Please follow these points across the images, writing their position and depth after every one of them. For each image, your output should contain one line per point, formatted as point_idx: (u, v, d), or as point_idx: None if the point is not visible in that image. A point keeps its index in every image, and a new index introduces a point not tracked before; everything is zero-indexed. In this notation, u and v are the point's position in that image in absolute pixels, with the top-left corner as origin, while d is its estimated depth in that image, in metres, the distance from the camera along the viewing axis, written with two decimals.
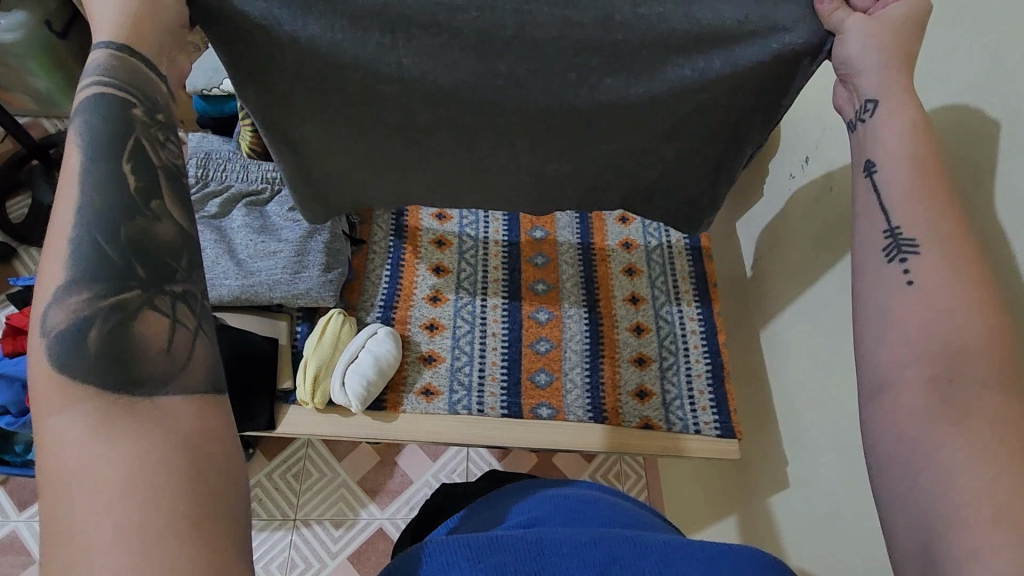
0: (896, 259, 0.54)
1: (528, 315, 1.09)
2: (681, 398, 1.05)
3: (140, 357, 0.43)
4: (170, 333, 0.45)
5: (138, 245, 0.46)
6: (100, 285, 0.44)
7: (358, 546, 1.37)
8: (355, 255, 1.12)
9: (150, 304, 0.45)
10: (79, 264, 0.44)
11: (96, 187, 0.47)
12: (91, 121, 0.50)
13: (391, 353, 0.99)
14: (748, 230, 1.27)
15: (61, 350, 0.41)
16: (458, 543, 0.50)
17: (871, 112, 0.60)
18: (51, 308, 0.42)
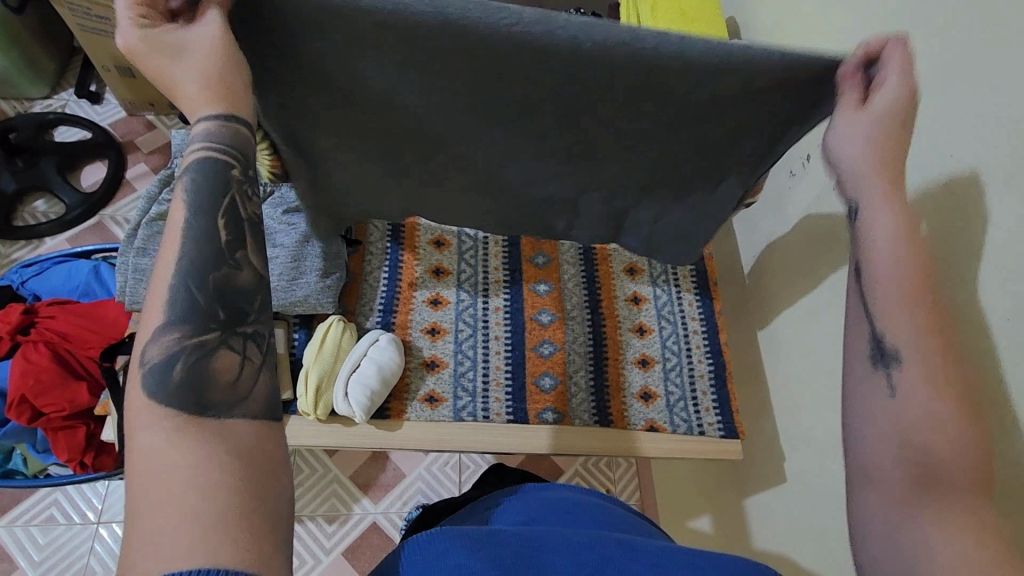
0: (880, 371, 0.54)
1: (531, 317, 1.08)
2: (684, 399, 1.05)
3: (213, 387, 0.43)
4: (240, 367, 0.46)
5: (220, 295, 0.47)
6: (188, 325, 0.45)
7: (352, 541, 1.36)
8: (351, 256, 1.09)
9: (228, 343, 0.46)
10: (173, 307, 0.45)
11: (190, 249, 0.47)
12: (195, 180, 0.50)
13: (394, 360, 0.97)
14: (744, 225, 1.26)
15: (152, 383, 0.42)
16: (460, 532, 0.49)
17: (855, 217, 0.59)
18: (149, 343, 0.44)
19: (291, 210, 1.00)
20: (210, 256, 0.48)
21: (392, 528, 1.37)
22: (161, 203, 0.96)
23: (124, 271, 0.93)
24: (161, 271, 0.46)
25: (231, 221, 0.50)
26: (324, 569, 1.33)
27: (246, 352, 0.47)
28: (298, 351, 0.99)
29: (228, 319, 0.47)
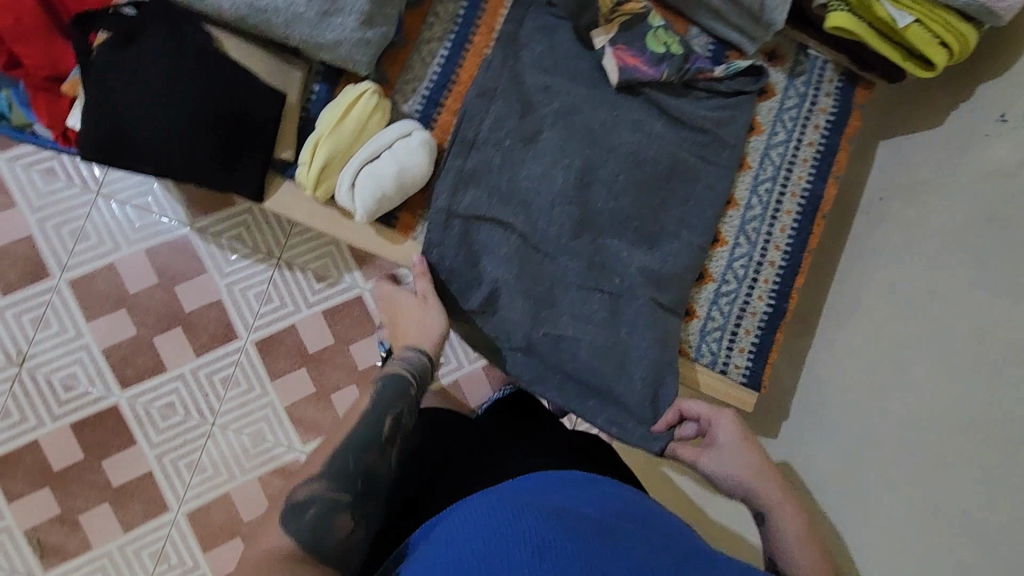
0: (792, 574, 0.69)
1: (587, 179, 0.86)
2: (722, 330, 0.91)
3: (325, 537, 0.64)
4: (343, 520, 0.66)
5: (355, 472, 0.70)
6: (337, 488, 0.68)
7: (334, 306, 1.40)
8: (411, 11, 0.86)
9: (352, 512, 0.67)
10: (331, 475, 0.69)
11: (361, 425, 0.72)
12: (388, 376, 0.77)
13: (420, 167, 0.78)
14: (895, 157, 1.04)
15: (291, 514, 0.66)
16: (469, 521, 0.58)
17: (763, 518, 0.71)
18: (301, 488, 0.68)
19: None
20: (372, 443, 0.72)
21: (375, 309, 1.40)
22: None
23: None
24: (322, 448, 0.72)
25: (393, 417, 0.74)
26: (301, 319, 1.39)
27: (358, 528, 0.67)
28: (313, 108, 0.82)
29: (371, 501, 0.70)
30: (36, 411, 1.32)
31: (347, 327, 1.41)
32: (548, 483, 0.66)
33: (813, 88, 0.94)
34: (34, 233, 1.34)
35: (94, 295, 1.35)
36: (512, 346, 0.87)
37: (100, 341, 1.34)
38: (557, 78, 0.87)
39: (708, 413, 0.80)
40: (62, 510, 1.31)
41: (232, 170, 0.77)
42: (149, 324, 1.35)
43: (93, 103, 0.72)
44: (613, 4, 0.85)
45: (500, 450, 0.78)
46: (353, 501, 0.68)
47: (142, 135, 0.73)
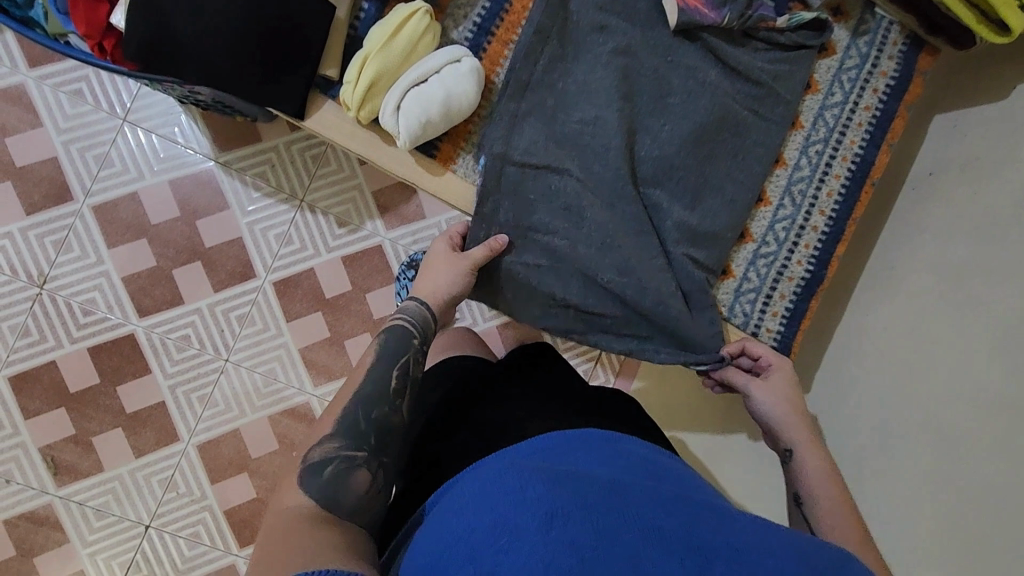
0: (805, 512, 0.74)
1: (633, 126, 0.84)
2: (758, 292, 0.90)
3: (345, 490, 0.65)
4: (362, 475, 0.67)
5: (371, 426, 0.70)
6: (350, 445, 0.68)
7: (354, 252, 1.39)
8: None
9: (368, 466, 0.68)
10: (344, 433, 0.69)
11: (369, 383, 0.72)
12: (394, 334, 0.77)
13: (468, 95, 0.76)
14: (950, 133, 1.00)
15: (309, 474, 0.65)
16: (482, 489, 0.57)
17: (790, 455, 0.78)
18: (316, 448, 0.68)
19: None
20: (379, 394, 0.72)
21: (395, 256, 1.39)
22: None
23: None
24: (332, 407, 0.72)
25: (400, 367, 0.75)
26: (321, 263, 1.38)
27: (378, 477, 0.68)
28: (360, 28, 0.79)
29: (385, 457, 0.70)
30: (55, 332, 1.33)
31: (366, 274, 1.40)
32: (567, 445, 0.65)
33: (875, 50, 0.90)
34: (60, 155, 1.33)
35: (116, 222, 1.34)
36: (564, 301, 0.84)
37: (121, 268, 1.34)
38: (614, 17, 0.83)
39: (767, 361, 0.85)
40: (77, 431, 1.33)
41: (275, 86, 0.75)
42: (169, 256, 1.35)
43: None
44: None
45: (502, 403, 0.77)
46: (368, 456, 0.69)
47: (190, 38, 0.70)
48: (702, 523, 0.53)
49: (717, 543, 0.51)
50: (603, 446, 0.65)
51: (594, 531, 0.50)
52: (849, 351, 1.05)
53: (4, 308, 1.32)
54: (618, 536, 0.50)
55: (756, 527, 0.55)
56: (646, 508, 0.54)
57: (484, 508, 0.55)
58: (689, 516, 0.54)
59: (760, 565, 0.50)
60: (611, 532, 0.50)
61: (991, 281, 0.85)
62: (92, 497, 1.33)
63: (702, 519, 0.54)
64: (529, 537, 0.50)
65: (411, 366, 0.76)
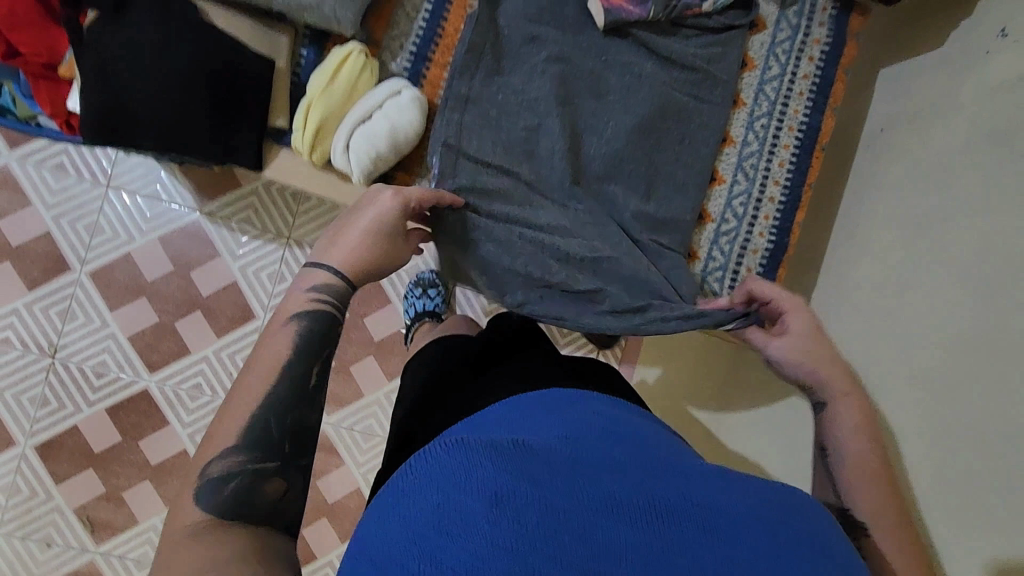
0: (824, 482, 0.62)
1: (580, 132, 0.87)
2: (725, 269, 0.92)
3: (257, 505, 0.53)
4: (277, 485, 0.55)
5: (287, 428, 0.57)
6: (255, 453, 0.55)
7: None
8: None
9: (282, 473, 0.56)
10: (248, 439, 0.55)
11: (281, 382, 0.58)
12: (310, 316, 0.63)
13: (412, 126, 0.79)
14: (895, 87, 1.02)
15: (207, 494, 0.52)
16: (423, 467, 0.47)
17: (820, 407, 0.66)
18: (214, 462, 0.54)
19: None
20: (297, 398, 0.59)
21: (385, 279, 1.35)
22: None
23: None
24: (234, 403, 0.57)
25: (321, 361, 0.62)
26: None
27: (296, 482, 0.56)
28: (303, 75, 0.82)
29: (304, 458, 0.58)
30: (73, 398, 1.38)
31: None
32: (524, 410, 0.56)
33: (805, 18, 0.92)
34: (52, 229, 1.38)
35: (116, 286, 1.39)
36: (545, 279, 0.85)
37: (127, 329, 1.39)
38: (544, 27, 0.86)
39: (777, 301, 0.74)
40: (107, 488, 1.38)
41: (229, 143, 0.78)
42: (170, 311, 1.40)
43: (87, 82, 0.72)
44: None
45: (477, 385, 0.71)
46: (281, 462, 0.56)
47: (139, 113, 0.74)
48: (654, 478, 0.46)
49: (671, 500, 0.44)
50: (556, 407, 0.56)
51: (545, 515, 0.42)
52: (829, 311, 1.06)
53: (22, 382, 1.38)
54: (567, 508, 0.42)
55: (714, 478, 0.48)
56: (594, 470, 0.46)
57: (425, 487, 0.45)
58: (640, 470, 0.47)
59: (718, 521, 0.43)
60: (560, 505, 0.43)
61: (948, 226, 0.86)
62: (130, 550, 1.38)
63: (654, 473, 0.47)
64: (470, 524, 0.41)
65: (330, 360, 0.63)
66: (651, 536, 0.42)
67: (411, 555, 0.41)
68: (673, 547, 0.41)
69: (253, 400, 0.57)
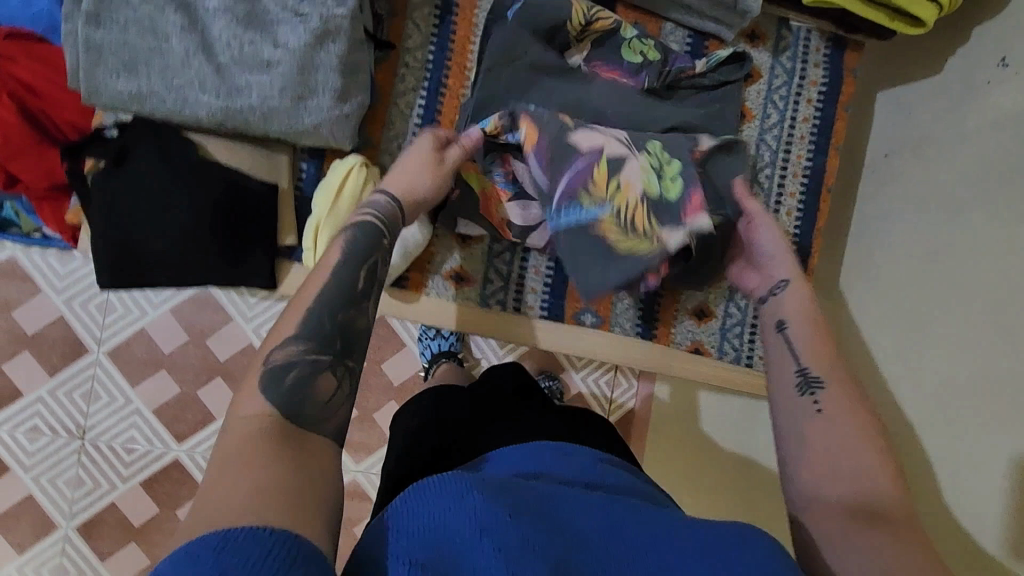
0: (807, 394, 0.60)
1: None
2: (743, 324, 0.91)
3: (310, 401, 0.51)
4: (333, 391, 0.53)
5: (341, 332, 0.57)
6: (312, 342, 0.55)
7: None
8: (379, 64, 0.82)
9: (334, 370, 0.54)
10: (303, 327, 0.55)
11: (333, 280, 0.59)
12: (353, 237, 0.63)
13: (420, 233, 0.80)
14: (893, 111, 1.01)
15: (268, 384, 0.51)
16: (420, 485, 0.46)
17: (782, 289, 0.72)
18: (276, 351, 0.53)
19: None
20: (349, 299, 0.58)
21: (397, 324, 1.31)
22: None
23: (74, 46, 0.68)
24: (300, 297, 0.57)
25: (367, 269, 0.61)
26: None
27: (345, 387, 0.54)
28: (306, 188, 0.81)
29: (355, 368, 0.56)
30: (104, 476, 1.34)
31: None
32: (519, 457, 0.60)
33: (801, 60, 0.91)
34: (64, 312, 1.34)
35: (134, 362, 1.35)
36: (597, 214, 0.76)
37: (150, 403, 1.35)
38: None
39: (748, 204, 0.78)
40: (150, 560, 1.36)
41: (242, 263, 0.78)
42: (191, 379, 1.36)
43: (99, 229, 0.73)
44: (582, 24, 0.81)
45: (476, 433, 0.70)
46: (333, 361, 0.55)
47: (151, 252, 0.74)
48: (632, 522, 0.48)
49: (649, 550, 0.45)
50: (550, 458, 0.60)
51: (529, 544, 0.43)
52: None
53: (51, 468, 1.33)
54: (546, 547, 0.43)
55: (691, 522, 0.49)
56: (576, 513, 0.47)
57: (424, 507, 0.44)
58: (619, 515, 0.48)
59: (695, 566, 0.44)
60: (539, 544, 0.43)
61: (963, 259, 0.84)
62: None
63: (631, 516, 0.48)
64: (464, 558, 0.42)
65: (376, 272, 0.62)
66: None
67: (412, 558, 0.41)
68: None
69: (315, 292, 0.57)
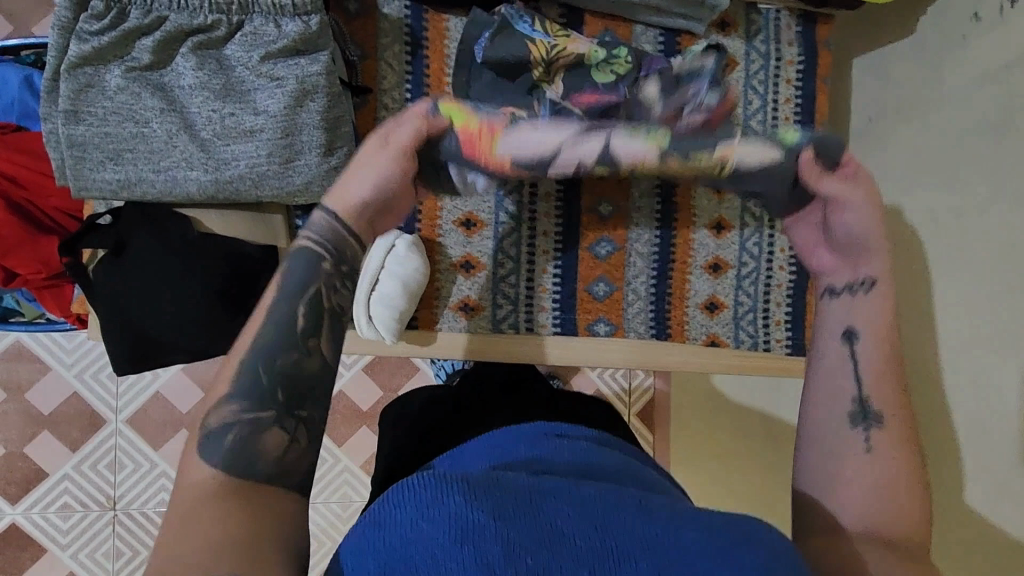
0: (861, 427, 0.56)
1: (588, 207, 0.86)
2: (755, 309, 0.91)
3: (258, 459, 0.47)
4: (286, 445, 0.48)
5: (284, 376, 0.50)
6: (249, 398, 0.48)
7: (372, 364, 1.39)
8: (360, 111, 0.82)
9: (281, 424, 0.48)
10: (236, 387, 0.49)
11: (268, 325, 0.51)
12: (290, 269, 0.54)
13: (419, 270, 0.80)
14: (872, 75, 1.00)
15: (209, 452, 0.47)
16: (401, 493, 0.47)
17: (863, 288, 0.61)
18: (212, 411, 0.48)
19: (271, 55, 0.69)
20: (286, 339, 0.51)
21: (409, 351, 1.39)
22: (84, 40, 0.65)
23: (56, 145, 0.68)
24: (236, 345, 0.50)
25: (307, 304, 0.53)
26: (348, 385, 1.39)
27: (298, 434, 0.49)
28: None
29: (306, 414, 0.50)
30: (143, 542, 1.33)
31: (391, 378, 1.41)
32: (517, 444, 0.59)
33: (773, 43, 0.90)
34: (79, 389, 1.32)
35: (154, 428, 1.33)
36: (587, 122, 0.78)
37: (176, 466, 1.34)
38: None
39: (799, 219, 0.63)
40: None
41: None
42: None
43: (106, 315, 0.73)
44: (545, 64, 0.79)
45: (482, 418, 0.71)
46: (278, 412, 0.49)
47: (157, 331, 0.74)
48: (620, 515, 0.45)
49: (629, 543, 0.43)
50: (542, 442, 0.58)
51: (505, 549, 0.42)
52: None
53: (89, 541, 1.32)
54: (528, 551, 0.42)
55: (688, 518, 0.46)
56: (559, 507, 0.45)
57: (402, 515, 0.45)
58: (607, 508, 0.45)
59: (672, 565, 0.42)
60: (520, 546, 0.42)
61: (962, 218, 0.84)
62: None
63: (617, 507, 0.46)
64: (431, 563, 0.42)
65: (322, 299, 0.53)
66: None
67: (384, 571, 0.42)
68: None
69: (248, 337, 0.50)
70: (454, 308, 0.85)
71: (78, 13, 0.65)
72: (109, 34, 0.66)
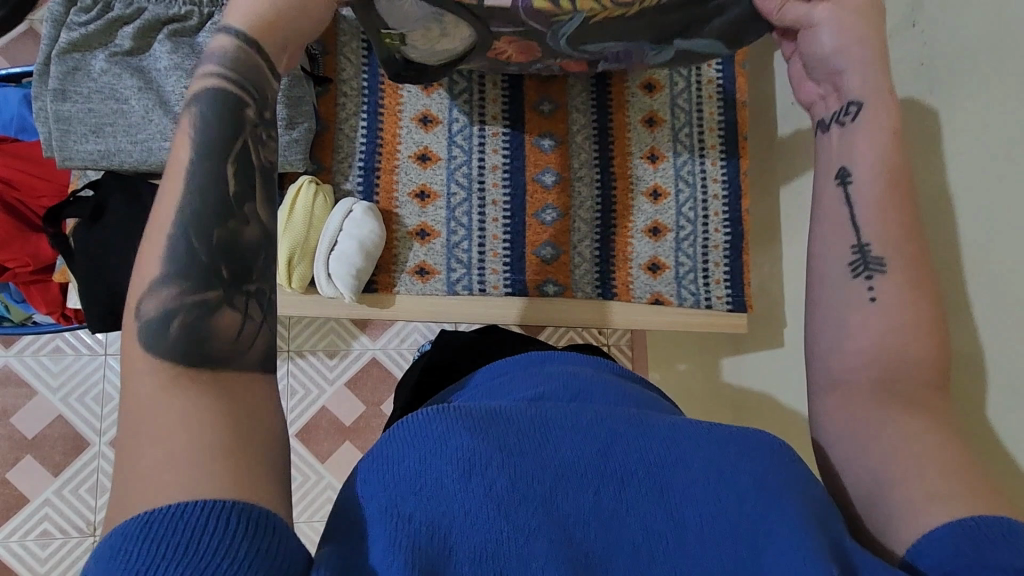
0: (862, 276, 0.57)
1: (532, 178, 0.95)
2: (695, 269, 0.97)
3: (212, 338, 0.43)
4: (242, 324, 0.45)
5: (225, 253, 0.46)
6: (186, 281, 0.44)
7: (354, 374, 1.43)
8: (320, 97, 0.91)
9: (232, 302, 0.45)
10: (171, 263, 0.44)
11: (191, 194, 0.45)
12: (203, 112, 0.47)
13: (374, 232, 0.87)
14: None
15: (149, 337, 0.43)
16: (405, 433, 0.44)
17: (851, 115, 0.62)
18: (145, 298, 0.43)
19: None
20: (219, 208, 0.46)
21: (389, 362, 1.43)
22: (74, 30, 0.76)
23: (46, 120, 0.76)
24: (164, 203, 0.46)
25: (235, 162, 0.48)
26: (329, 396, 1.42)
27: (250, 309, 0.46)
28: None
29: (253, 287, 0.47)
30: None
31: (372, 389, 1.44)
32: (508, 371, 0.59)
33: None
34: (62, 411, 1.34)
35: None
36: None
37: None
38: (462, 112, 0.93)
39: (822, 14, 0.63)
40: None
41: None
42: None
43: (85, 284, 0.81)
44: None
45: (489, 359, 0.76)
46: (223, 288, 0.45)
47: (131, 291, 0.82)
48: (627, 435, 0.45)
49: (633, 462, 0.44)
50: (529, 366, 0.59)
51: (516, 476, 0.42)
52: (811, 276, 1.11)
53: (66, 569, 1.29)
54: (534, 474, 0.43)
55: (687, 431, 0.47)
56: (565, 433, 0.45)
57: (408, 453, 0.43)
58: (613, 428, 0.46)
59: (673, 480, 0.44)
60: (526, 471, 0.42)
61: None
62: None
63: (621, 429, 0.46)
64: (444, 492, 0.41)
65: (247, 153, 0.49)
66: (619, 499, 0.43)
67: (394, 500, 0.41)
68: (626, 509, 0.43)
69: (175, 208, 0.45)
70: (410, 272, 0.92)
71: (70, 8, 0.76)
72: (95, 24, 0.76)
